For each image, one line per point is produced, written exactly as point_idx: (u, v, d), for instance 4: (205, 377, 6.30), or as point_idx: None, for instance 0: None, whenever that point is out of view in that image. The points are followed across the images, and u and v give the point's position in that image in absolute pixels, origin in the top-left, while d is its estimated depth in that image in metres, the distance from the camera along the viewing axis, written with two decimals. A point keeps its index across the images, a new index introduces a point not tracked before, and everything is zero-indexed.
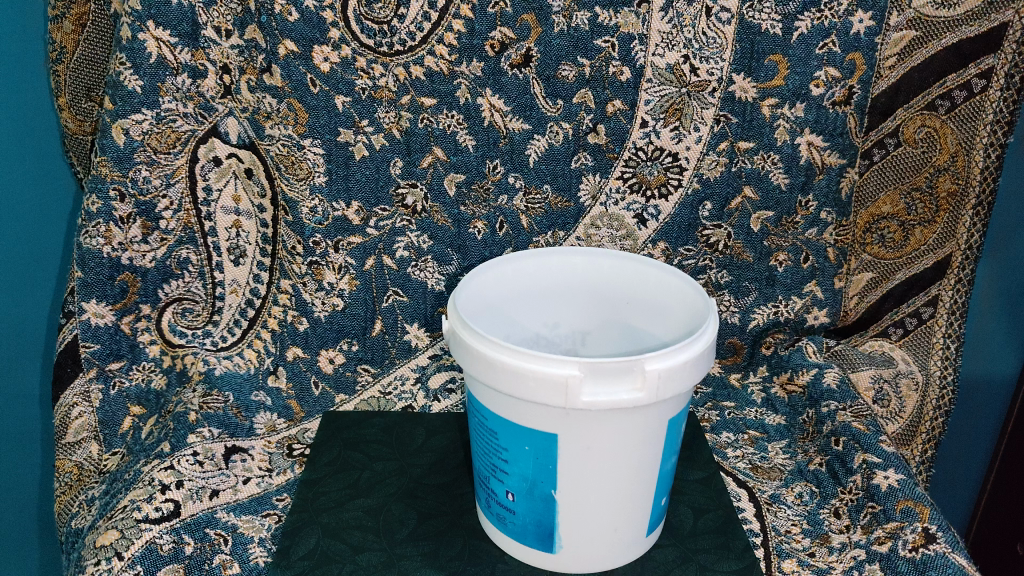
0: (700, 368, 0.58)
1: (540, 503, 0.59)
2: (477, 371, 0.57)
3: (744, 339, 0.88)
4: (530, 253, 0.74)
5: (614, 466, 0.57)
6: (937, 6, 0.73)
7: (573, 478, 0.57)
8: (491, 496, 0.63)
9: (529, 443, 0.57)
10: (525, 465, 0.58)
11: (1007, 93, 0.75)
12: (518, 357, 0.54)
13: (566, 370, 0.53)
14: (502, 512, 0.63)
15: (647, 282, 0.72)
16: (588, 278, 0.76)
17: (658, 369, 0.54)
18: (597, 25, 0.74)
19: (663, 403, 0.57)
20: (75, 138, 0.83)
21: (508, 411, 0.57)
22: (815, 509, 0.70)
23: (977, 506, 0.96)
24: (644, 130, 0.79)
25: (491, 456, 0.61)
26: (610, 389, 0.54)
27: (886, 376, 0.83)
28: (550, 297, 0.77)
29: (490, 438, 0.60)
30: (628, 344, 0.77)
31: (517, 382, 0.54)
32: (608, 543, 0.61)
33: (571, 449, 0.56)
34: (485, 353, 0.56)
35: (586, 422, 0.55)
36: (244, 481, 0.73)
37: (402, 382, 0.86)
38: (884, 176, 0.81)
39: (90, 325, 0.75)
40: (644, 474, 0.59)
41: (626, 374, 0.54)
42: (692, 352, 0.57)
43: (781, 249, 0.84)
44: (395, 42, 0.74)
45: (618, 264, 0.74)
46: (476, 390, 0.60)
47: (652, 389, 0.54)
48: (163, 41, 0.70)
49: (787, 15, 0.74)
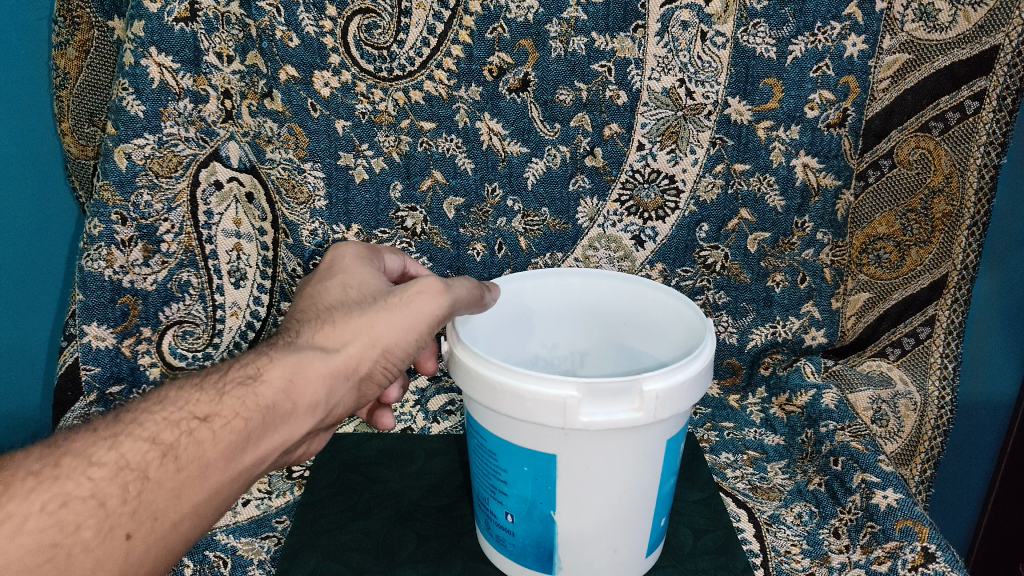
0: (699, 388, 0.58)
1: (539, 524, 0.59)
2: (477, 392, 0.57)
3: (742, 359, 0.89)
4: (527, 274, 0.74)
5: (614, 486, 0.57)
6: (929, 30, 0.74)
7: (573, 499, 0.58)
8: (489, 518, 0.63)
9: (529, 464, 0.57)
10: (524, 486, 0.58)
11: (999, 114, 0.75)
12: (517, 377, 0.55)
13: (564, 391, 0.53)
14: (501, 533, 0.63)
15: (647, 303, 0.72)
16: (587, 300, 0.77)
17: (656, 389, 0.54)
18: (594, 50, 0.75)
19: (660, 423, 0.57)
20: (78, 162, 0.84)
21: (509, 432, 0.57)
22: (815, 529, 0.70)
23: (971, 551, 0.97)
24: (641, 152, 0.80)
25: (490, 477, 0.61)
26: (609, 409, 0.54)
27: (885, 397, 0.84)
28: (546, 317, 0.77)
29: (489, 458, 0.60)
30: (628, 364, 0.78)
31: (517, 402, 0.55)
32: (607, 563, 0.61)
33: (571, 470, 0.56)
34: (484, 374, 0.56)
35: (586, 443, 0.55)
36: (244, 503, 0.74)
37: (402, 405, 0.88)
38: (879, 198, 0.81)
39: (91, 348, 0.76)
40: (643, 494, 0.59)
41: (624, 395, 0.54)
42: (691, 371, 0.57)
43: (778, 269, 0.85)
44: (394, 68, 0.75)
45: (614, 286, 0.75)
46: (476, 411, 0.60)
47: (650, 409, 0.54)
48: (165, 66, 0.70)
49: (781, 39, 0.74)
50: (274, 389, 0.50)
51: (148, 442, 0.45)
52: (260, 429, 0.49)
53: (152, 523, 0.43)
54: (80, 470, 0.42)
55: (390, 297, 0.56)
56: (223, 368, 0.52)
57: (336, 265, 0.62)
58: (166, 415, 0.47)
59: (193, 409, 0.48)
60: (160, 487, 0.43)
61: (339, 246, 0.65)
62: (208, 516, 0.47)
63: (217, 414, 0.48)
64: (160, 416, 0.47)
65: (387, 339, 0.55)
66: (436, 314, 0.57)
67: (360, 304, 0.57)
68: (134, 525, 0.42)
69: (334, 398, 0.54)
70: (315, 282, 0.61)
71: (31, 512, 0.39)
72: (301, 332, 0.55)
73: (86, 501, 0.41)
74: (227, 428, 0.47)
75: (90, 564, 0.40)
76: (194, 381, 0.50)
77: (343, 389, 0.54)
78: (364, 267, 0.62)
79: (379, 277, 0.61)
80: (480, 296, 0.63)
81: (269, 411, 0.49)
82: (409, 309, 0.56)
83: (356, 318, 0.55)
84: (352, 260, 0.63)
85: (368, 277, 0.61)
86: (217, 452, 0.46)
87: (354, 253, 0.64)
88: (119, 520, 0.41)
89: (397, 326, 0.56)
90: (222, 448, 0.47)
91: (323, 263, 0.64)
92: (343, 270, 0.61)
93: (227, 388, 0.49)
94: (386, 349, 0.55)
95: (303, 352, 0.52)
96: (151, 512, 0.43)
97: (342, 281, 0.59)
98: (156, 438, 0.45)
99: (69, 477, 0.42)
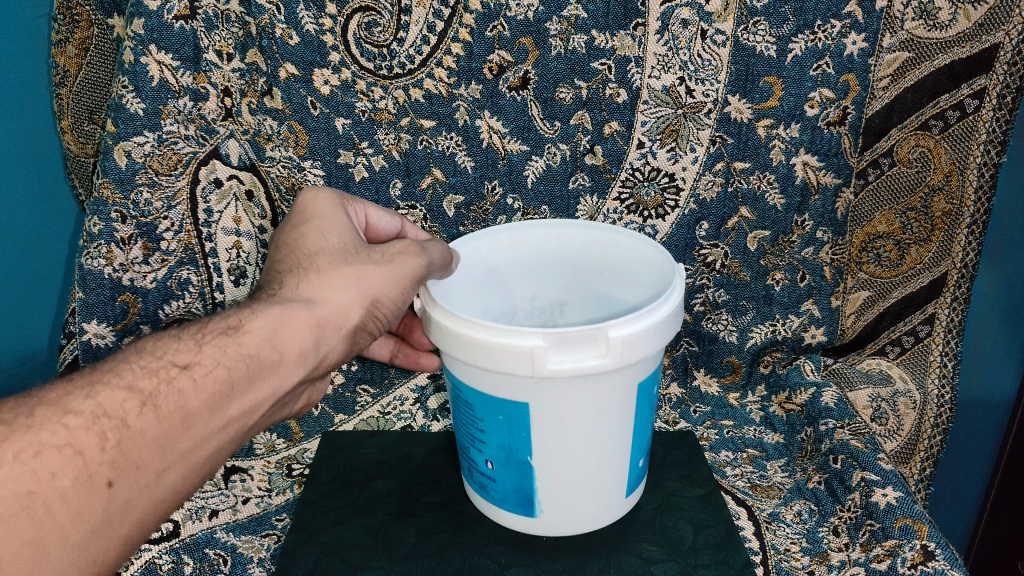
0: (667, 331, 0.61)
1: (516, 470, 0.63)
2: (451, 347, 0.60)
3: (742, 358, 0.89)
4: (501, 228, 0.75)
5: (586, 429, 0.61)
6: (929, 28, 0.74)
7: (546, 445, 0.61)
8: (471, 468, 0.68)
9: (502, 413, 0.61)
10: (500, 434, 0.62)
11: (999, 113, 0.75)
12: (485, 331, 0.57)
13: (531, 341, 0.56)
14: (483, 480, 0.67)
15: (620, 251, 0.74)
16: (563, 253, 0.78)
17: (621, 335, 0.56)
18: (594, 48, 0.75)
19: (627, 369, 0.60)
20: (77, 160, 0.84)
21: (483, 384, 0.60)
22: (814, 527, 0.70)
23: (970, 549, 0.98)
24: (641, 151, 0.80)
25: (468, 427, 0.65)
26: (577, 356, 0.57)
27: (884, 395, 0.84)
28: (522, 271, 0.79)
29: (467, 410, 0.64)
30: (603, 312, 0.80)
31: (487, 355, 0.57)
32: (585, 500, 0.66)
33: (543, 416, 0.60)
34: (455, 330, 0.59)
35: (556, 388, 0.58)
36: (243, 501, 0.74)
37: (402, 403, 0.88)
38: (879, 196, 0.81)
39: (91, 346, 0.76)
40: (617, 436, 0.63)
41: (591, 342, 0.57)
42: (656, 317, 0.59)
43: (778, 267, 0.85)
44: (395, 65, 0.75)
45: (587, 236, 0.76)
46: (452, 365, 0.63)
47: (616, 354, 0.57)
48: (165, 64, 0.70)
49: (781, 37, 0.74)
50: (257, 339, 0.52)
51: (126, 391, 0.47)
52: (243, 380, 0.51)
53: (134, 472, 0.45)
54: (56, 419, 0.44)
55: (374, 254, 0.60)
56: (204, 321, 0.54)
57: (312, 211, 0.63)
58: (145, 366, 0.49)
59: (173, 359, 0.50)
60: (141, 435, 0.45)
61: (311, 190, 0.66)
62: (197, 467, 0.49)
63: (197, 363, 0.50)
64: (139, 366, 0.49)
65: (372, 291, 0.58)
66: (417, 272, 0.61)
67: (342, 256, 0.59)
68: (115, 474, 0.44)
69: (322, 347, 0.56)
70: (290, 229, 0.62)
71: (5, 460, 0.41)
72: (285, 283, 0.57)
73: (63, 449, 0.43)
74: (208, 377, 0.49)
75: (70, 511, 0.42)
76: (172, 337, 0.52)
77: (331, 337, 0.56)
78: (340, 215, 0.64)
79: (354, 228, 0.63)
80: (452, 261, 0.68)
81: (252, 361, 0.52)
82: (392, 265, 0.60)
83: (340, 269, 0.58)
84: (327, 207, 0.64)
85: (346, 228, 0.62)
86: (199, 401, 0.48)
87: (329, 200, 0.65)
88: (98, 469, 0.43)
89: (380, 280, 0.59)
90: (203, 397, 0.49)
91: (297, 209, 0.64)
92: (318, 217, 0.63)
93: (206, 339, 0.52)
94: (374, 300, 0.59)
95: (287, 305, 0.55)
96: (133, 460, 0.45)
97: (321, 229, 0.61)
98: (134, 387, 0.47)
99: (43, 427, 0.44)
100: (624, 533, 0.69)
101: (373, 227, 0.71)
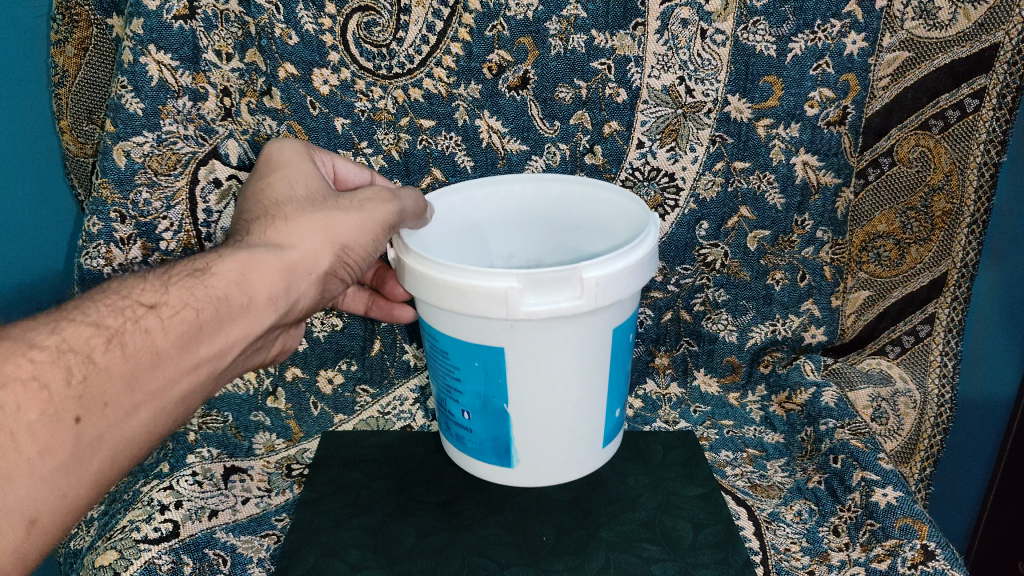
0: (641, 274, 0.64)
1: (493, 417, 0.67)
2: (428, 293, 0.63)
3: (742, 357, 0.89)
4: (477, 183, 0.75)
5: (559, 372, 0.65)
6: (929, 27, 0.73)
7: (521, 389, 0.65)
8: (450, 418, 0.72)
9: (479, 359, 0.64)
10: (477, 381, 0.66)
11: (999, 112, 0.75)
12: (463, 275, 0.60)
13: (505, 283, 0.59)
14: (461, 431, 0.71)
15: (596, 204, 0.75)
16: (539, 210, 0.78)
17: (595, 276, 0.60)
18: (593, 48, 0.75)
19: (600, 311, 0.63)
20: (76, 160, 0.84)
21: (460, 329, 0.64)
22: (815, 527, 0.70)
23: (970, 549, 0.98)
24: (640, 150, 0.80)
25: (446, 376, 0.68)
26: (552, 298, 0.60)
27: (885, 395, 0.84)
28: (500, 229, 0.80)
29: (444, 358, 0.68)
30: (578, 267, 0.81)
31: (462, 300, 0.61)
32: (561, 444, 0.70)
33: (517, 360, 0.63)
34: (430, 276, 0.62)
35: (530, 330, 0.62)
36: (242, 501, 0.74)
37: (402, 402, 0.88)
38: (879, 196, 0.81)
39: None
40: (590, 377, 0.67)
41: (565, 283, 0.60)
42: (628, 259, 0.62)
43: (778, 267, 0.85)
44: (394, 65, 0.75)
45: (564, 191, 0.77)
46: (429, 313, 0.67)
47: (590, 295, 0.60)
48: (164, 64, 0.70)
49: (781, 36, 0.74)
50: (225, 282, 0.52)
51: (91, 329, 0.47)
52: (212, 322, 0.51)
53: (102, 409, 0.46)
54: (20, 353, 0.44)
55: (342, 201, 0.60)
56: (172, 264, 0.54)
57: (277, 162, 0.63)
58: (111, 303, 0.49)
59: (139, 298, 0.50)
60: (107, 373, 0.46)
61: (275, 141, 0.65)
62: (168, 407, 0.50)
63: (164, 303, 0.50)
64: (105, 304, 0.49)
65: (342, 236, 0.59)
66: (389, 219, 0.62)
67: (309, 203, 0.59)
68: (82, 410, 0.45)
69: (293, 291, 0.56)
70: (255, 180, 0.62)
71: None
72: (252, 230, 0.57)
73: (28, 384, 0.43)
74: (176, 318, 0.50)
75: (38, 447, 0.43)
76: (137, 278, 0.52)
77: (302, 282, 0.57)
78: (306, 164, 0.63)
79: (321, 177, 0.63)
80: (427, 211, 0.68)
81: (221, 303, 0.52)
82: (361, 211, 0.60)
83: (310, 214, 0.58)
84: (291, 157, 0.63)
85: (311, 176, 0.62)
86: (168, 341, 0.49)
87: (293, 150, 0.64)
88: (65, 404, 0.44)
89: (351, 226, 0.59)
90: (172, 337, 0.49)
91: (261, 160, 0.64)
92: (283, 166, 0.62)
93: (173, 279, 0.52)
94: (344, 247, 0.59)
95: (254, 250, 0.55)
96: (101, 397, 0.46)
97: (287, 178, 0.61)
98: (99, 324, 0.47)
99: (7, 360, 0.44)
100: (624, 532, 0.69)
101: (342, 179, 0.70)
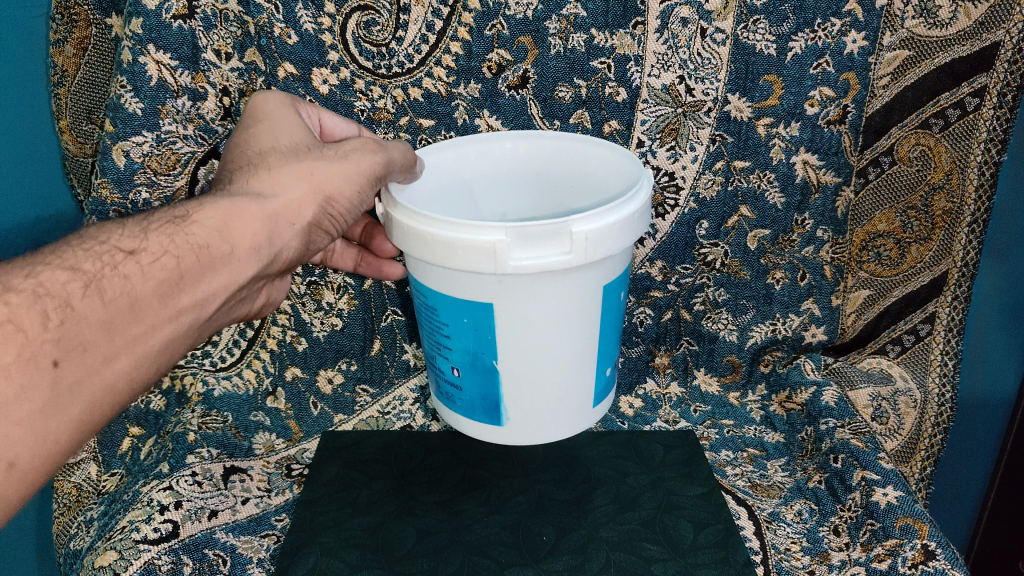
0: (631, 229, 0.64)
1: (483, 374, 0.68)
2: (414, 248, 0.63)
3: (742, 356, 0.89)
4: (471, 139, 0.75)
5: (549, 328, 0.65)
6: (929, 26, 0.73)
7: (510, 345, 0.65)
8: (440, 376, 0.72)
9: (468, 315, 0.65)
10: (466, 338, 0.66)
11: (999, 111, 0.75)
12: (451, 228, 0.60)
13: (493, 237, 0.59)
14: (451, 389, 0.72)
15: (590, 161, 0.75)
16: (533, 167, 0.78)
17: (585, 230, 0.60)
18: (593, 47, 0.75)
19: (591, 267, 0.63)
20: (76, 160, 0.84)
21: (448, 285, 0.64)
22: (815, 527, 0.70)
23: (970, 548, 0.98)
24: (640, 149, 0.80)
25: (435, 333, 0.69)
26: (541, 252, 0.60)
27: (885, 394, 0.84)
28: (493, 187, 0.79)
29: (433, 315, 0.68)
30: None
31: (449, 253, 0.60)
32: (552, 403, 0.70)
33: (506, 317, 0.64)
34: (417, 229, 0.61)
35: (519, 286, 0.62)
36: (242, 501, 0.74)
37: (402, 402, 0.87)
38: (879, 195, 0.81)
39: None
40: (581, 334, 0.67)
41: (555, 238, 0.60)
42: (620, 214, 0.62)
43: (778, 266, 0.85)
44: (394, 64, 0.75)
45: (558, 147, 0.76)
46: (417, 268, 0.67)
47: (579, 249, 0.60)
48: (163, 64, 0.70)
49: (781, 35, 0.74)
50: (207, 230, 0.52)
51: (69, 273, 0.47)
52: (193, 270, 0.51)
53: (80, 354, 0.46)
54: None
55: (327, 151, 0.60)
56: (150, 213, 0.54)
57: (261, 112, 0.62)
58: (90, 251, 0.49)
59: (119, 245, 0.50)
60: (85, 316, 0.46)
61: (259, 93, 0.64)
62: (149, 355, 0.50)
63: (144, 250, 0.50)
64: (85, 251, 0.49)
65: (327, 187, 0.58)
66: (374, 170, 0.61)
67: (293, 152, 0.59)
68: (60, 354, 0.45)
69: (277, 241, 0.56)
70: (238, 131, 0.61)
71: None
72: (235, 180, 0.56)
73: (4, 326, 0.43)
74: (157, 264, 0.50)
75: (16, 389, 0.43)
76: (117, 225, 0.52)
77: (285, 231, 0.57)
78: (290, 115, 0.62)
79: (307, 128, 0.62)
80: (414, 165, 0.67)
81: (203, 252, 0.52)
82: (347, 162, 0.60)
83: (292, 165, 0.57)
84: (275, 108, 0.62)
85: (296, 126, 0.61)
86: (148, 287, 0.49)
87: (277, 101, 0.63)
88: (42, 347, 0.44)
89: (335, 176, 0.59)
90: (152, 283, 0.49)
91: (245, 111, 0.63)
92: (267, 116, 0.61)
93: (153, 227, 0.52)
94: (329, 198, 0.59)
95: (236, 200, 0.54)
96: (80, 340, 0.46)
97: (270, 128, 0.60)
98: (77, 269, 0.47)
99: None
100: (624, 532, 0.69)
101: (329, 133, 0.69)
